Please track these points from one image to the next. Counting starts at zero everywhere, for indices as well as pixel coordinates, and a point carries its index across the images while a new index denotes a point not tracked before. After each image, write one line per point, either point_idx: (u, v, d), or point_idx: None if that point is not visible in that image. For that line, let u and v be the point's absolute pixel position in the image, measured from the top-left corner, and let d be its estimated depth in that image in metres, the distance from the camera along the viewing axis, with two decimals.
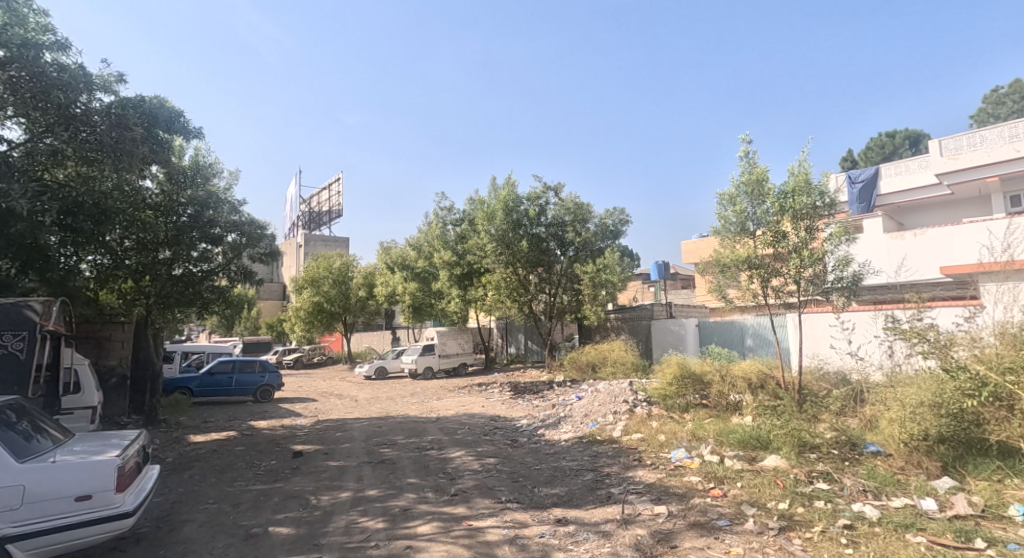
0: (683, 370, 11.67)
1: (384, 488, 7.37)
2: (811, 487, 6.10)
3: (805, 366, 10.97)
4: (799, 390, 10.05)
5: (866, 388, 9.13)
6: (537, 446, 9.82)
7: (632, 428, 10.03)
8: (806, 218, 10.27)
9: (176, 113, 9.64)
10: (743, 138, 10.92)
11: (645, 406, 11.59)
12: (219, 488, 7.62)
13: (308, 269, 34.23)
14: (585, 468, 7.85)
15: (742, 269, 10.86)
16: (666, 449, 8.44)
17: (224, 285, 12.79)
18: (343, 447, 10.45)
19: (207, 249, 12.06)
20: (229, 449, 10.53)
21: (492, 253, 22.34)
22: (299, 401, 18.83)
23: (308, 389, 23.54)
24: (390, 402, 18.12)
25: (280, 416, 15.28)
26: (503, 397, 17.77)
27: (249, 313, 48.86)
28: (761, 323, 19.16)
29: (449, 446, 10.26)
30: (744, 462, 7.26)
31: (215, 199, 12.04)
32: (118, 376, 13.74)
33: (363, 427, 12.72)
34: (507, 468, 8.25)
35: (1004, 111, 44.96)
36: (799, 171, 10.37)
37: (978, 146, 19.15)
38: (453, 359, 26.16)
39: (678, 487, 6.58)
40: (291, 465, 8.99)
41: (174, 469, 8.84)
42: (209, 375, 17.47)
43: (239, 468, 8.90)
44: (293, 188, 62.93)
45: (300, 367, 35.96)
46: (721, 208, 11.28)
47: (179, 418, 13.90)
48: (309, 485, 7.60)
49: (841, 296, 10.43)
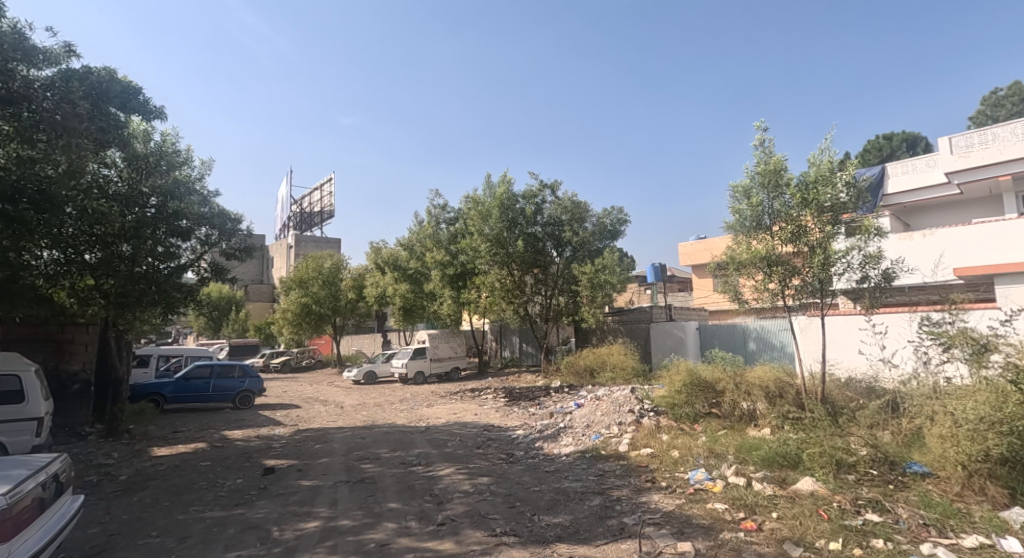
0: (692, 378, 10.73)
1: (360, 516, 6.37)
2: (862, 520, 5.20)
3: (831, 374, 10.07)
4: (823, 400, 9.16)
5: (903, 398, 8.22)
6: (535, 463, 8.84)
7: (640, 442, 9.09)
8: (829, 212, 9.38)
9: (131, 89, 8.63)
10: (758, 125, 10.04)
11: (653, 416, 10.65)
12: (170, 516, 6.61)
13: (297, 269, 33.14)
14: (592, 491, 6.88)
15: (757, 267, 9.96)
16: (682, 467, 7.47)
17: (193, 282, 11.84)
18: (320, 462, 9.42)
19: (176, 245, 11.17)
20: (193, 465, 9.47)
21: (486, 252, 21.43)
22: (281, 408, 17.75)
23: (292, 394, 22.42)
24: (378, 409, 17.09)
25: (258, 425, 14.23)
26: (498, 404, 16.81)
27: (236, 316, 47.33)
28: (766, 326, 18.51)
29: (438, 462, 9.27)
30: (775, 486, 6.31)
31: (183, 189, 11.03)
32: (81, 382, 12.70)
33: (346, 438, 11.68)
34: (502, 490, 7.26)
35: (1003, 114, 44.49)
36: (823, 159, 9.47)
37: (989, 143, 18.36)
38: (445, 363, 25.16)
39: (702, 518, 5.62)
40: (258, 485, 7.96)
41: (125, 491, 7.79)
42: (186, 379, 16.33)
43: (199, 489, 7.87)
44: (286, 188, 61.81)
45: (288, 370, 34.78)
46: (734, 202, 10.38)
47: (145, 428, 12.82)
48: (274, 513, 6.59)
49: (872, 294, 9.49)
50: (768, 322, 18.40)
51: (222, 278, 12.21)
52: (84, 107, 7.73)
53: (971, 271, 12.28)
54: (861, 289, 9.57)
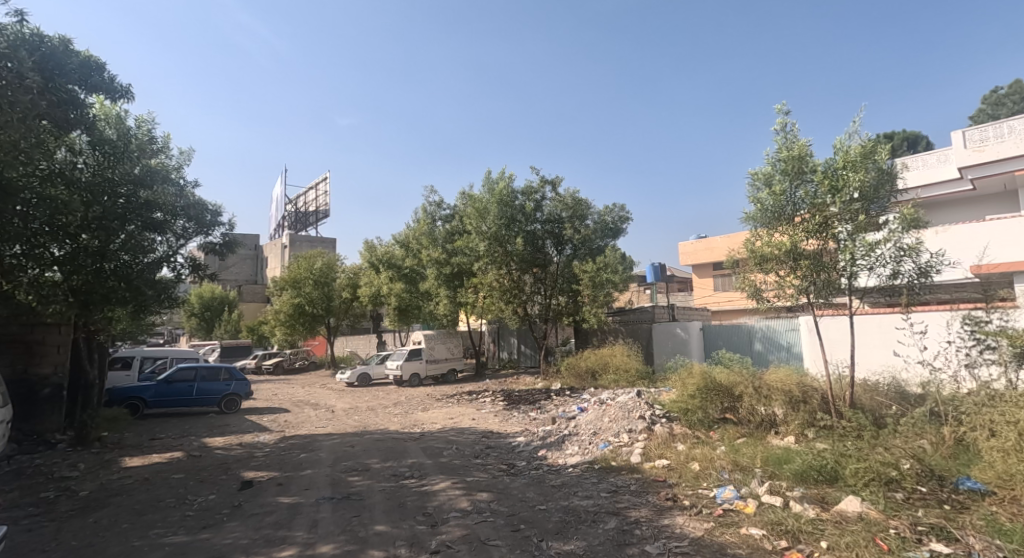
0: (708, 381, 9.94)
1: (343, 542, 5.57)
2: (929, 553, 4.43)
3: (861, 379, 9.30)
4: (853, 406, 8.38)
5: (947, 403, 7.44)
6: (539, 476, 8.05)
7: (654, 452, 8.32)
8: (859, 201, 8.61)
9: (90, 66, 7.92)
10: (780, 108, 9.27)
11: (664, 423, 9.83)
12: (125, 543, 5.78)
13: (288, 269, 32.28)
14: (606, 511, 6.10)
15: (781, 261, 9.22)
16: (706, 482, 6.68)
17: (169, 279, 11.00)
18: (304, 475, 8.59)
19: (151, 240, 10.26)
20: (164, 478, 8.63)
21: (484, 250, 20.76)
22: (269, 412, 16.92)
23: (282, 397, 21.59)
24: (370, 413, 16.29)
25: (243, 431, 13.43)
26: (496, 408, 16.03)
27: (229, 317, 46.21)
28: (773, 325, 17.84)
29: (432, 474, 8.45)
30: (817, 507, 5.51)
31: (155, 178, 10.22)
32: (53, 386, 11.65)
33: (333, 446, 10.86)
34: (504, 509, 6.48)
35: (1004, 112, 43.86)
36: (852, 144, 8.72)
37: (1005, 137, 17.62)
38: (442, 365, 24.39)
39: (738, 547, 4.85)
40: (231, 503, 7.15)
41: (81, 511, 6.96)
42: (167, 383, 15.40)
43: (165, 507, 7.04)
44: (280, 188, 61.04)
45: (281, 372, 33.96)
46: (754, 190, 9.64)
47: (120, 436, 11.97)
48: (244, 538, 5.78)
49: (909, 291, 8.68)
50: (775, 321, 17.76)
51: (201, 275, 11.44)
52: (34, 80, 6.84)
53: (977, 267, 11.76)
54: (895, 286, 8.77)
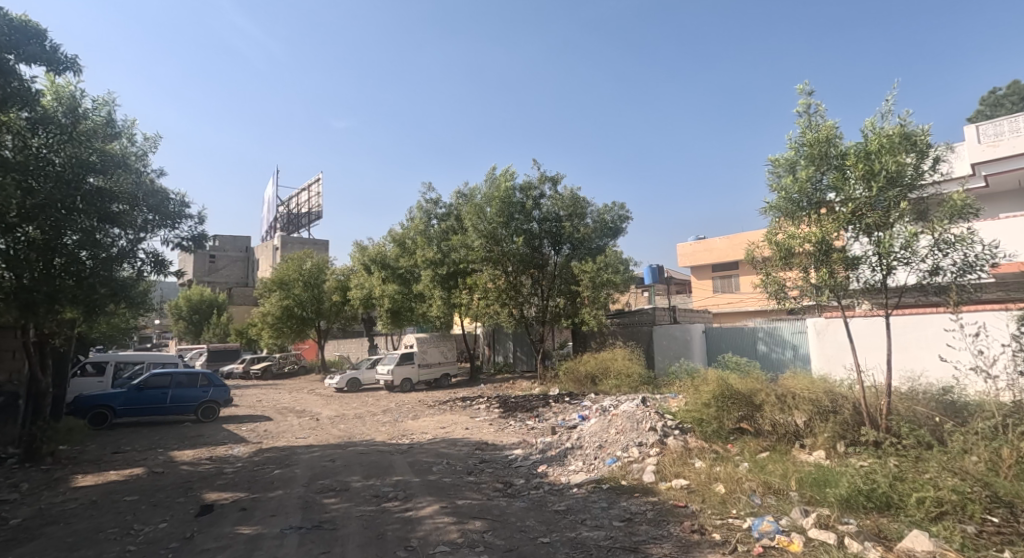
0: (725, 388, 8.95)
1: None
2: None
3: (900, 388, 8.34)
4: (891, 418, 7.46)
5: (1006, 414, 6.48)
6: (540, 498, 7.08)
7: (669, 470, 7.38)
8: (896, 186, 7.70)
9: (24, 34, 6.99)
10: (802, 88, 8.38)
11: (678, 435, 8.86)
12: None
13: (277, 270, 31.24)
14: (620, 547, 5.14)
15: (808, 254, 8.31)
16: (736, 509, 5.74)
17: (128, 276, 9.94)
18: (274, 497, 7.59)
19: (107, 233, 9.25)
20: (114, 501, 7.59)
21: (479, 250, 19.73)
22: (249, 421, 15.85)
23: (267, 404, 20.51)
24: (357, 422, 15.26)
25: (216, 442, 12.38)
26: (491, 416, 15.06)
27: (218, 321, 45.05)
28: (778, 326, 17.01)
29: (419, 495, 7.45)
30: (879, 546, 4.58)
31: (112, 165, 9.24)
32: (7, 395, 10.59)
33: (312, 461, 9.85)
34: (501, 542, 5.50)
35: (1003, 113, 43.40)
36: (885, 126, 7.85)
37: (1020, 131, 16.48)
38: (435, 369, 23.39)
39: None
40: (182, 534, 6.12)
41: (3, 545, 5.93)
42: (140, 389, 14.34)
43: (104, 540, 6.01)
44: (272, 190, 60.24)
45: (270, 377, 32.85)
46: (774, 178, 8.76)
47: (79, 451, 10.89)
48: None
49: (955, 289, 7.70)
50: (780, 322, 16.90)
51: (164, 273, 10.38)
52: None
53: None
54: (937, 283, 7.83)
